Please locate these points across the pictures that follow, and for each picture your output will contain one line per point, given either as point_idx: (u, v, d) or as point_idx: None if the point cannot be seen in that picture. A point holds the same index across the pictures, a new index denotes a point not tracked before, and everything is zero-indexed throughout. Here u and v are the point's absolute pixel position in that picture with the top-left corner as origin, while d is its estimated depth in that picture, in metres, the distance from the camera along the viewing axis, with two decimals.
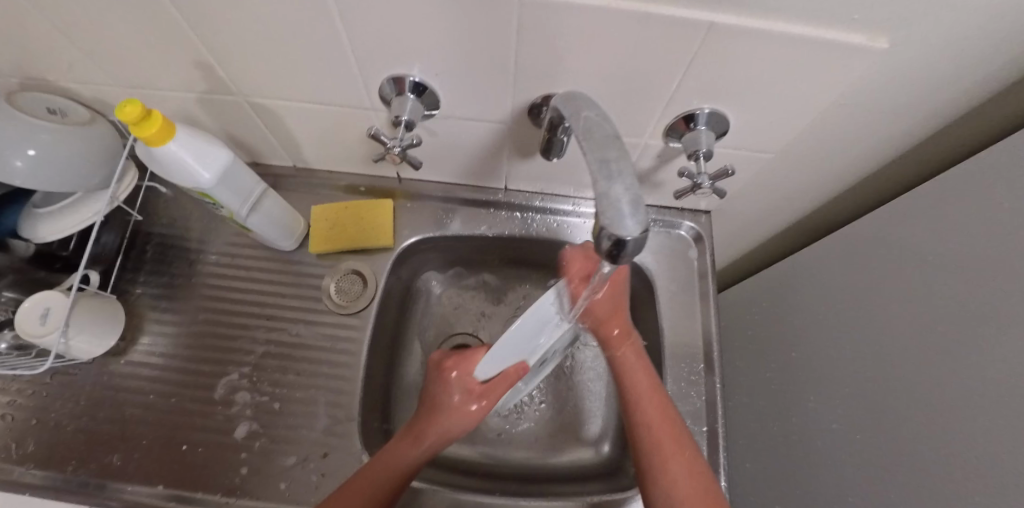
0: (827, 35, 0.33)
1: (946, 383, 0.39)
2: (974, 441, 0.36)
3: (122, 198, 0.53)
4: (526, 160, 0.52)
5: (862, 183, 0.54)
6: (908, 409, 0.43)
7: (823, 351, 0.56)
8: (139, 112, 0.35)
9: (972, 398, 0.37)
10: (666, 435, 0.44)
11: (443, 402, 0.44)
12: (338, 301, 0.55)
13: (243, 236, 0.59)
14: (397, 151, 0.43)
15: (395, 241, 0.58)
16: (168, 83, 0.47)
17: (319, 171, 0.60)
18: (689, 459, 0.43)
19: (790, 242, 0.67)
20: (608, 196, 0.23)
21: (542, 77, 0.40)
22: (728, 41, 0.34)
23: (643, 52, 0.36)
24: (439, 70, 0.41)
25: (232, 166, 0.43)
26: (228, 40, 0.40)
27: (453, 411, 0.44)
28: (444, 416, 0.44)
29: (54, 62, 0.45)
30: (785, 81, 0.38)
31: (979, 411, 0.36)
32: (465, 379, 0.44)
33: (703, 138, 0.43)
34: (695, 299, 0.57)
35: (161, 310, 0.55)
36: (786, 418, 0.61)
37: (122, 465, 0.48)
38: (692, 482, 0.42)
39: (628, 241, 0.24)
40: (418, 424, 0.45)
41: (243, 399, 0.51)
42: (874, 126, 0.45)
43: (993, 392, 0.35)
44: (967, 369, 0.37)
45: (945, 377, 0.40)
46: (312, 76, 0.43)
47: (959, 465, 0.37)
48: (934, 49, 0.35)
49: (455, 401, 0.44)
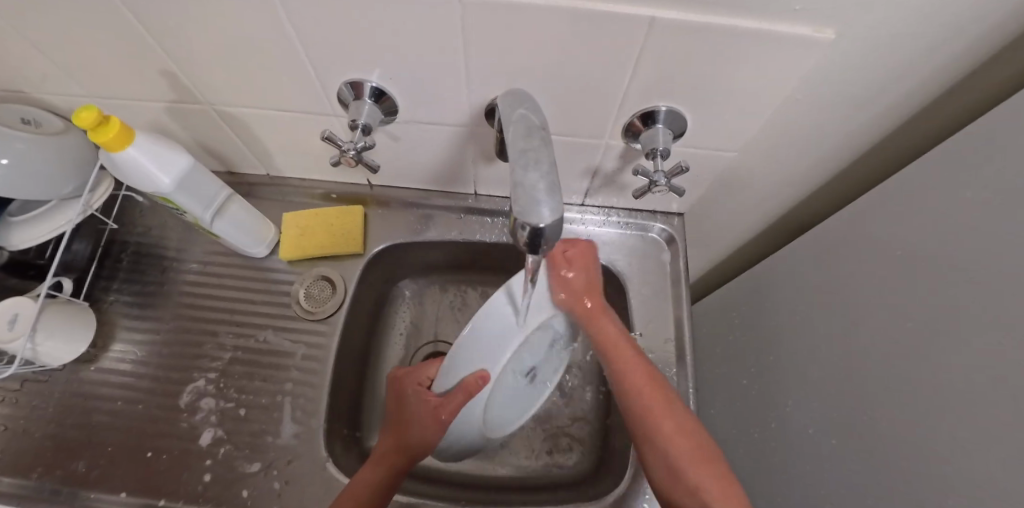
0: (771, 27, 0.32)
1: (923, 383, 0.37)
2: (952, 443, 0.34)
3: (96, 206, 0.54)
4: (490, 163, 0.52)
5: (833, 181, 0.53)
6: (888, 412, 0.41)
7: (801, 355, 0.54)
8: (95, 118, 0.36)
9: (950, 399, 0.35)
10: (654, 396, 0.44)
11: (408, 418, 0.46)
12: (306, 307, 0.55)
13: (216, 244, 0.59)
14: (352, 154, 0.43)
15: (365, 247, 0.58)
16: (138, 93, 0.48)
17: (292, 179, 0.61)
18: (678, 415, 0.43)
19: (768, 245, 0.66)
20: (524, 184, 0.23)
21: (493, 78, 0.40)
22: (672, 35, 0.34)
23: (587, 50, 0.36)
24: (393, 74, 0.41)
25: (194, 172, 0.44)
26: (188, 49, 0.41)
27: (419, 425, 0.45)
28: (411, 430, 0.45)
29: (30, 75, 0.47)
30: (735, 75, 0.38)
31: (957, 411, 0.34)
32: (420, 395, 0.45)
33: (660, 136, 0.43)
34: (668, 302, 0.56)
35: (134, 318, 0.55)
36: (768, 425, 0.59)
37: (86, 472, 0.48)
38: (687, 439, 0.41)
39: (543, 229, 0.23)
40: (393, 445, 0.46)
41: (209, 405, 0.51)
42: (836, 120, 0.44)
43: (967, 392, 0.33)
44: (943, 368, 0.36)
45: (924, 378, 0.38)
46: (273, 84, 0.44)
47: (940, 470, 0.35)
48: (884, 36, 0.35)
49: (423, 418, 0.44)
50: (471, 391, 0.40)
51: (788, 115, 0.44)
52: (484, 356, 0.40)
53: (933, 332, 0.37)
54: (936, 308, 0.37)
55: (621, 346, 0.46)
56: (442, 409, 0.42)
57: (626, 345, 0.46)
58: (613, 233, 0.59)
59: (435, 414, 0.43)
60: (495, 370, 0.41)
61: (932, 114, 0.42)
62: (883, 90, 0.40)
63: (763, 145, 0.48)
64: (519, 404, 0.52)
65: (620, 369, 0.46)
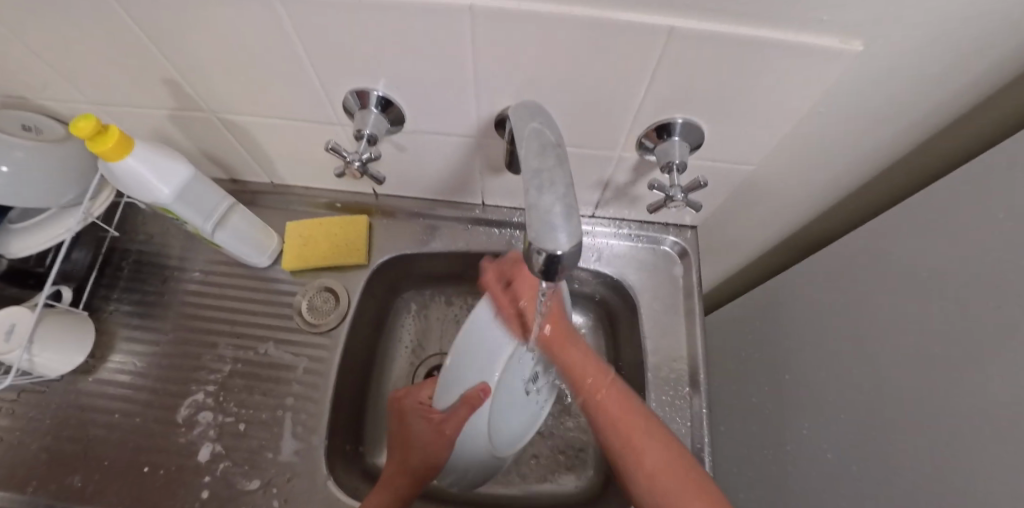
0: (795, 38, 0.31)
1: (948, 413, 0.36)
2: (976, 477, 0.32)
3: (97, 214, 0.52)
4: (498, 174, 0.51)
5: (854, 194, 0.51)
6: (910, 439, 0.39)
7: (818, 375, 0.52)
8: (93, 127, 0.34)
9: (974, 428, 0.33)
10: (631, 427, 0.41)
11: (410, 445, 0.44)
12: (309, 319, 0.54)
13: (218, 252, 0.58)
14: (357, 166, 0.42)
15: (370, 258, 0.57)
16: (140, 101, 0.47)
17: (295, 188, 0.60)
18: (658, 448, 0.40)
19: (782, 258, 0.64)
20: (538, 207, 0.22)
21: (503, 88, 0.39)
22: (691, 46, 0.33)
23: (601, 61, 0.35)
24: (400, 84, 0.40)
25: (195, 181, 0.43)
26: (190, 57, 0.40)
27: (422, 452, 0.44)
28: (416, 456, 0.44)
29: (33, 81, 0.46)
30: (756, 88, 0.36)
31: (981, 443, 0.32)
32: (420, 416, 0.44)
33: (675, 150, 0.42)
34: (680, 317, 0.54)
35: (133, 327, 0.54)
36: (780, 446, 0.57)
37: (81, 487, 0.47)
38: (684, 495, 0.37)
39: (560, 256, 0.21)
40: (399, 466, 0.45)
41: (208, 419, 0.50)
42: (859, 133, 0.42)
43: (995, 422, 0.31)
44: (966, 396, 0.34)
45: (945, 406, 0.36)
46: (277, 93, 0.43)
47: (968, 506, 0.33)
48: (914, 49, 0.33)
49: (426, 441, 0.43)
50: (472, 406, 0.40)
51: (808, 128, 0.42)
52: (481, 368, 0.40)
53: (957, 359, 0.35)
54: (961, 332, 0.35)
55: (592, 370, 0.45)
56: (448, 425, 0.41)
57: (599, 372, 0.44)
58: (624, 246, 0.57)
59: (438, 434, 0.42)
60: (495, 381, 0.41)
61: (961, 128, 0.41)
62: (909, 104, 0.39)
63: (781, 158, 0.47)
64: (523, 420, 0.50)
65: (595, 403, 0.44)
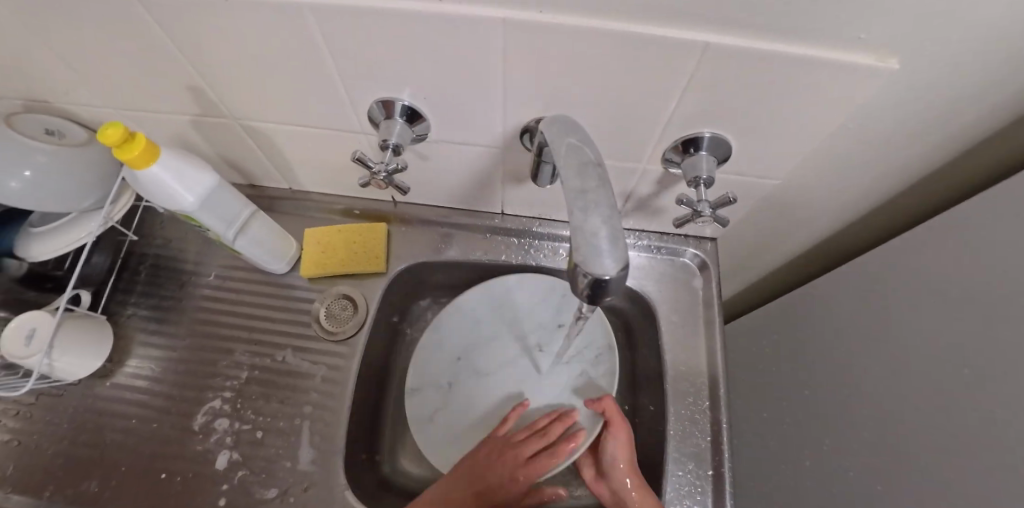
0: (831, 55, 0.31)
1: (972, 435, 0.35)
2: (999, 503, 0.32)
3: (117, 219, 0.52)
4: (520, 185, 0.50)
5: (879, 208, 0.51)
6: (931, 460, 0.39)
7: (840, 391, 0.51)
8: (121, 135, 0.34)
9: (1000, 453, 0.33)
10: None
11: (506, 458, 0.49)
12: (327, 327, 0.54)
13: (235, 258, 0.58)
14: (382, 175, 0.42)
15: (387, 265, 0.56)
16: (163, 107, 0.47)
17: (313, 194, 0.60)
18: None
19: (802, 270, 0.64)
20: (583, 229, 0.21)
21: (531, 100, 0.38)
22: (724, 61, 0.32)
23: (633, 75, 0.34)
24: (427, 94, 0.39)
25: (218, 189, 0.43)
26: (216, 64, 0.39)
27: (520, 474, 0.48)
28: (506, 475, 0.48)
29: (56, 85, 0.46)
30: (787, 105, 0.36)
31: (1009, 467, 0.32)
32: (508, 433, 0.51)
33: (703, 164, 0.41)
34: (700, 330, 0.53)
35: (150, 332, 0.54)
36: (799, 461, 0.56)
37: (98, 493, 0.47)
38: None
39: (607, 281, 0.21)
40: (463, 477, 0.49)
41: (224, 426, 0.50)
42: (888, 147, 0.42)
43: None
44: (996, 419, 0.34)
45: (969, 427, 0.36)
46: (302, 101, 0.43)
47: None
48: (949, 67, 0.33)
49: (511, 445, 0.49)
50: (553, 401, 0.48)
51: (835, 144, 0.42)
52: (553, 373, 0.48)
53: (986, 380, 0.35)
54: (990, 354, 0.35)
55: None
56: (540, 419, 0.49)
57: None
58: (643, 257, 0.57)
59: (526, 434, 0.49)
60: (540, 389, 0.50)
61: (989, 148, 0.40)
62: (940, 121, 0.38)
63: (806, 173, 0.47)
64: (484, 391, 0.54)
65: None
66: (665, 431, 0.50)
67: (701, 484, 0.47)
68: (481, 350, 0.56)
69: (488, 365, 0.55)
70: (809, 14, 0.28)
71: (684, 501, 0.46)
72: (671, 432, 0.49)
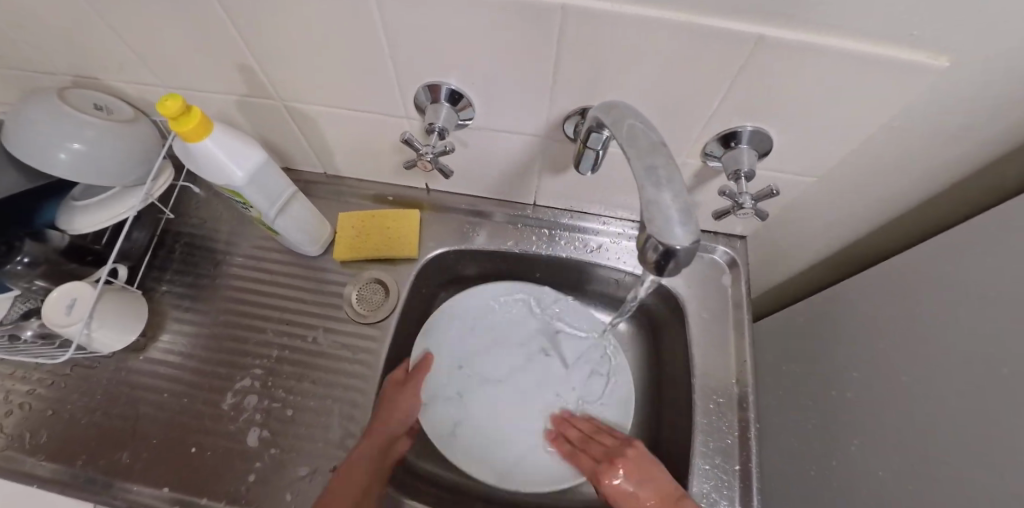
0: (883, 51, 0.31)
1: (1000, 432, 0.35)
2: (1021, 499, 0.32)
3: (156, 196, 0.53)
4: (557, 176, 0.51)
5: (915, 210, 0.51)
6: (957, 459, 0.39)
7: (868, 394, 0.51)
8: (179, 107, 0.35)
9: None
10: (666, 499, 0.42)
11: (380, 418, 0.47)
12: (359, 310, 0.54)
13: (268, 239, 0.59)
14: (429, 158, 0.42)
15: (419, 252, 0.57)
16: (210, 86, 0.48)
17: (348, 180, 0.61)
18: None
19: (832, 273, 0.64)
20: (656, 202, 0.22)
21: (579, 89, 0.39)
22: (773, 55, 0.33)
23: (683, 66, 0.35)
24: (474, 80, 0.40)
25: (264, 167, 0.44)
26: (268, 44, 0.40)
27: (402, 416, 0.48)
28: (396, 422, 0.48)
29: (106, 62, 0.47)
30: (831, 100, 0.36)
31: None
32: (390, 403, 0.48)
33: (744, 157, 0.42)
34: (729, 328, 0.54)
35: (184, 309, 0.55)
36: (823, 464, 0.56)
37: (129, 464, 0.47)
38: None
39: (678, 251, 0.21)
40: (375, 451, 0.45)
41: (254, 404, 0.50)
42: (928, 148, 0.42)
43: None
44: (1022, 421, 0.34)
45: (1001, 423, 0.35)
46: (349, 84, 0.44)
47: None
48: (1003, 65, 0.33)
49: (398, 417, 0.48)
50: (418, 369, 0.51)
51: (877, 143, 0.42)
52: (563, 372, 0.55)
53: (1016, 381, 0.35)
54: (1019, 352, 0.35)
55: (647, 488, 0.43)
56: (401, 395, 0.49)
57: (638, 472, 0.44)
58: None
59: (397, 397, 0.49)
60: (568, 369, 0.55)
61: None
62: (987, 121, 0.38)
63: (842, 173, 0.47)
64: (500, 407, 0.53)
65: None
66: (693, 424, 0.50)
67: (728, 479, 0.47)
68: (487, 359, 0.55)
69: (499, 373, 0.55)
70: (866, 6, 0.28)
71: (711, 496, 0.46)
72: (698, 426, 0.49)
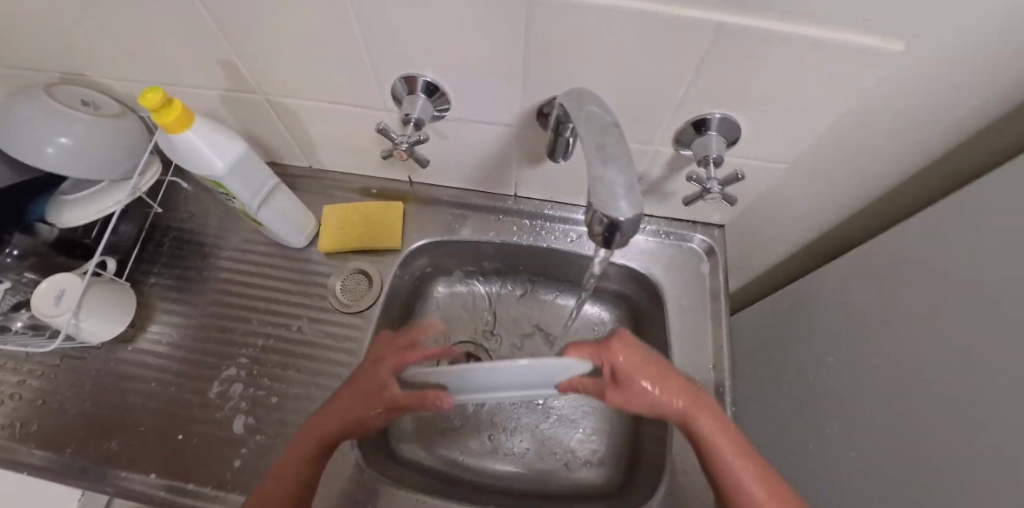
0: (838, 37, 0.31)
1: (961, 410, 0.36)
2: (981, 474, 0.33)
3: (143, 190, 0.54)
4: (535, 166, 0.52)
5: (887, 197, 0.52)
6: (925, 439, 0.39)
7: (843, 378, 0.52)
8: (160, 99, 0.36)
9: (985, 424, 0.33)
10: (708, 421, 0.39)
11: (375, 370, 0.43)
12: (343, 300, 0.55)
13: (255, 232, 0.60)
14: (404, 148, 0.44)
15: (403, 243, 0.58)
16: (194, 81, 0.49)
17: (333, 173, 0.62)
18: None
19: (811, 261, 0.65)
20: (602, 178, 0.23)
21: (549, 78, 0.40)
22: (733, 42, 0.33)
23: (647, 53, 0.36)
24: (447, 71, 0.41)
25: (246, 158, 0.45)
26: (245, 38, 0.41)
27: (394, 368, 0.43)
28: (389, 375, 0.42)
29: (91, 58, 0.48)
30: (793, 86, 0.37)
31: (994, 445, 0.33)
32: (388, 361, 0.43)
33: (713, 144, 0.43)
34: (706, 315, 0.55)
35: (172, 301, 0.56)
36: (801, 448, 0.57)
37: (117, 451, 0.48)
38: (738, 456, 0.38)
39: (622, 223, 0.22)
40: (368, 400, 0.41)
41: (239, 392, 0.51)
42: (893, 134, 0.43)
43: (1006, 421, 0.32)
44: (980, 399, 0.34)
45: (963, 401, 0.36)
46: (327, 77, 0.45)
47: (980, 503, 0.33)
48: (958, 50, 0.33)
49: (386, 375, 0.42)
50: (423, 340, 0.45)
51: (843, 130, 0.43)
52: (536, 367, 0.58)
53: (975, 360, 0.36)
54: (978, 332, 0.36)
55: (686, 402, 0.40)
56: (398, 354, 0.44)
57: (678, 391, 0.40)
58: (652, 242, 0.59)
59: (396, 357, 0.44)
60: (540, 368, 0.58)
61: (989, 138, 0.42)
62: (949, 105, 0.39)
63: (813, 160, 0.48)
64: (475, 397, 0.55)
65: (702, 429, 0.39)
66: None
67: None
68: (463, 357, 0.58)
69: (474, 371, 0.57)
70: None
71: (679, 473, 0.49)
72: None
